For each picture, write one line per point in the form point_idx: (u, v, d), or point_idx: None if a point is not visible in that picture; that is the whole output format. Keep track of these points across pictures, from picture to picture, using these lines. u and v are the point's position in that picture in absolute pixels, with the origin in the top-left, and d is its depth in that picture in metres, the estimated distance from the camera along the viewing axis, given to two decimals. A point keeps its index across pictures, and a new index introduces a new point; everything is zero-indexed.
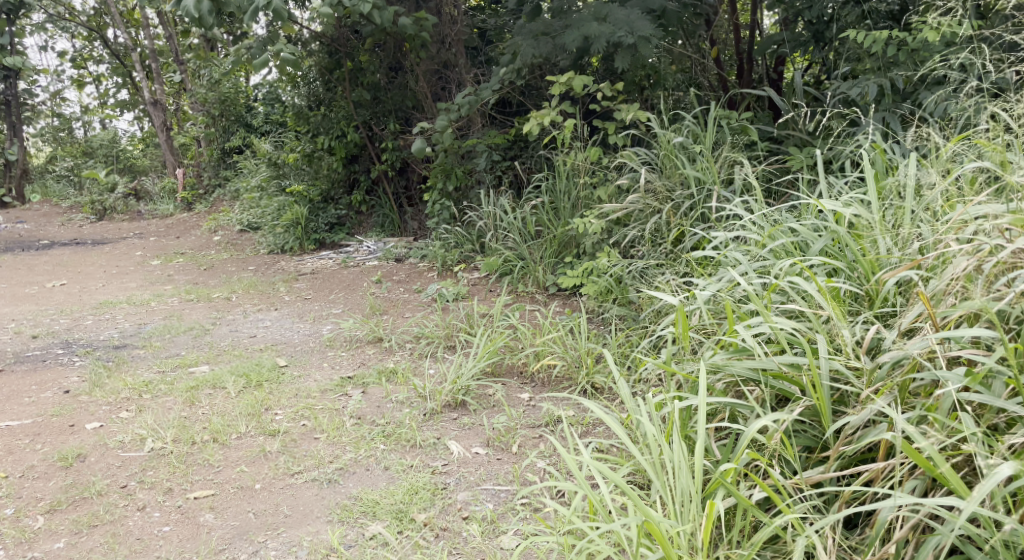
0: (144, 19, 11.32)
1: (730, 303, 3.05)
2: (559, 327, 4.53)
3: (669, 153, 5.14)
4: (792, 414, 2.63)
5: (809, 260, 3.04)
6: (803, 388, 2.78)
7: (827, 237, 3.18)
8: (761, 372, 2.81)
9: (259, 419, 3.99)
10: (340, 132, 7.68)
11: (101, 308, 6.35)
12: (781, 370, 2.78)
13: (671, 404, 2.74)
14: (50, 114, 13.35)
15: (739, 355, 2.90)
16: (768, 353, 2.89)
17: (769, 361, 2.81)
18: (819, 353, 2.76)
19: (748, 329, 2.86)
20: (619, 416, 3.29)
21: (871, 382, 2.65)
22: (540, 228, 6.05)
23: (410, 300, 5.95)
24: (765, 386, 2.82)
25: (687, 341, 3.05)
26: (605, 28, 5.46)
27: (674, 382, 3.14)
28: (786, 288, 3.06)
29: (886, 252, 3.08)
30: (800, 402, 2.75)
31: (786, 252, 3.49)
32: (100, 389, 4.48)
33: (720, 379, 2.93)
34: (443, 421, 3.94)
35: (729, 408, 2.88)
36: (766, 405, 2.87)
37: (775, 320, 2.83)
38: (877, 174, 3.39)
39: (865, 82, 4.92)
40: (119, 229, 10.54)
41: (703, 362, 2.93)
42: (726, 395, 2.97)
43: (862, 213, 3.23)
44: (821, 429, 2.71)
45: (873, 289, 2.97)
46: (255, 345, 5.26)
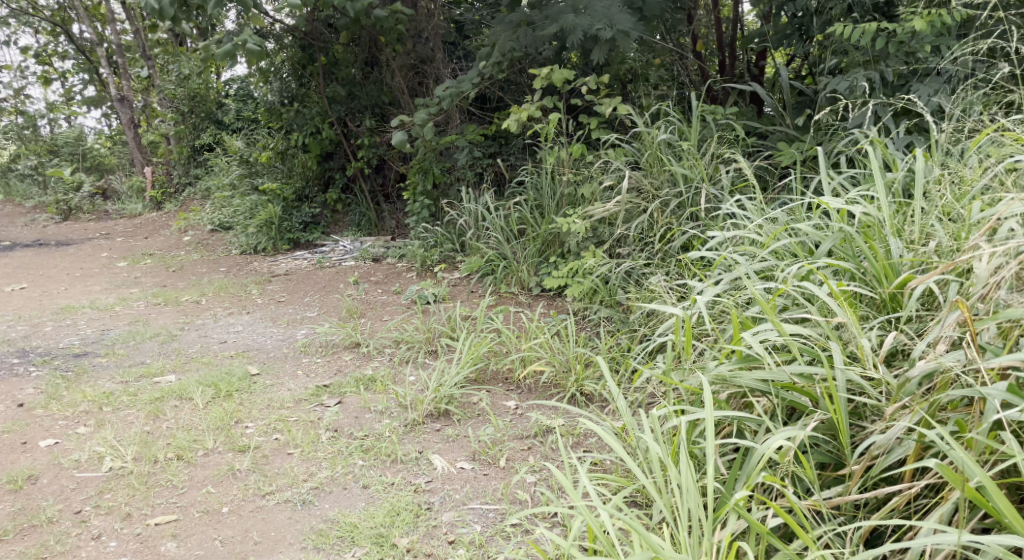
0: (109, 13, 10.93)
1: (735, 308, 2.83)
2: (545, 331, 4.30)
3: (654, 150, 4.92)
4: (808, 430, 2.42)
5: (817, 263, 2.82)
6: (817, 400, 2.57)
7: (835, 237, 2.95)
8: (770, 384, 2.60)
9: (228, 434, 3.74)
10: (314, 128, 7.40)
11: (62, 314, 6.03)
12: (792, 381, 2.56)
13: (675, 421, 2.52)
14: (14, 112, 12.90)
15: (746, 365, 2.68)
16: (777, 362, 2.67)
17: (778, 371, 2.59)
18: (834, 363, 2.55)
19: (755, 337, 2.64)
20: (615, 429, 3.07)
21: (897, 398, 2.46)
22: (523, 225, 5.81)
23: (389, 302, 5.70)
24: (775, 398, 2.60)
25: (689, 349, 2.82)
26: (584, 20, 5.25)
27: (674, 394, 2.92)
28: (793, 291, 2.84)
29: (899, 255, 2.86)
30: (813, 416, 2.54)
31: (790, 253, 3.27)
32: (57, 402, 4.20)
33: (725, 390, 2.71)
34: (426, 433, 3.70)
35: (736, 422, 2.67)
36: (776, 419, 2.66)
37: (785, 327, 2.61)
38: (887, 170, 3.11)
39: (852, 75, 4.60)
40: (85, 229, 10.18)
41: (707, 373, 2.70)
42: (730, 406, 2.76)
43: (870, 212, 3.01)
44: (839, 446, 2.52)
45: (886, 293, 2.77)
46: (225, 352, 4.99)
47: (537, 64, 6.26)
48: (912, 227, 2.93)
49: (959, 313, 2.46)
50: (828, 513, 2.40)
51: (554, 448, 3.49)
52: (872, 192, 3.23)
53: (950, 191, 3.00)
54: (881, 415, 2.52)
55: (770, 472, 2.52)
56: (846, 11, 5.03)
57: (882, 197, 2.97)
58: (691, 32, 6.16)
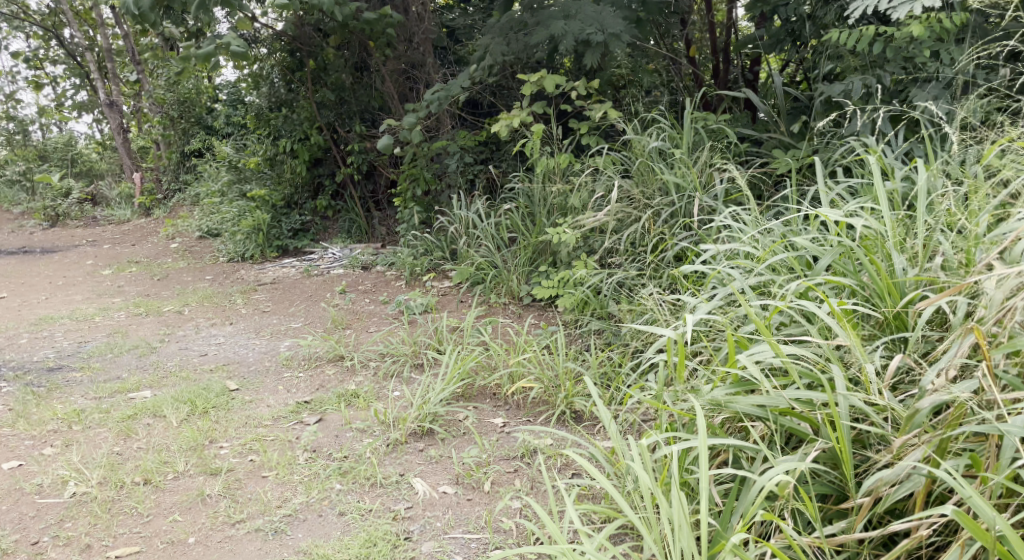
0: (99, 18, 10.74)
1: (729, 326, 2.66)
2: (534, 345, 4.14)
3: (644, 159, 4.78)
4: (809, 461, 2.27)
5: (817, 280, 2.66)
6: (817, 427, 2.42)
7: (836, 251, 2.79)
8: (768, 409, 2.44)
9: (201, 455, 3.58)
10: (303, 134, 7.23)
11: (39, 325, 5.86)
12: (791, 407, 2.41)
13: (666, 450, 2.37)
14: (3, 117, 12.66)
15: (742, 389, 2.51)
16: (775, 386, 2.51)
17: (777, 396, 2.43)
18: (836, 388, 2.39)
19: (751, 359, 2.49)
20: (604, 452, 2.91)
21: (906, 429, 2.32)
22: (513, 233, 5.65)
23: (375, 312, 5.53)
24: (773, 425, 2.45)
25: (681, 371, 2.65)
26: (574, 25, 5.07)
27: (666, 417, 2.75)
28: (791, 310, 2.67)
29: (903, 273, 2.69)
30: (815, 445, 2.39)
31: (788, 268, 3.11)
32: (25, 419, 4.02)
33: (720, 415, 2.56)
34: (409, 453, 3.53)
35: (731, 450, 2.52)
36: (773, 446, 2.51)
37: (783, 349, 2.44)
38: (889, 181, 2.94)
39: (848, 81, 4.41)
40: (72, 236, 9.99)
41: (701, 397, 2.54)
42: (726, 432, 2.60)
43: (873, 225, 2.84)
44: (841, 478, 2.38)
45: (891, 312, 2.61)
46: (204, 365, 4.81)
47: (528, 69, 6.09)
48: (915, 241, 2.76)
49: (972, 339, 2.32)
50: (832, 552, 2.25)
51: (543, 470, 3.33)
52: (874, 204, 3.06)
53: (955, 203, 2.83)
54: (887, 445, 2.36)
55: (768, 504, 2.37)
56: (840, 15, 4.84)
57: (885, 210, 2.80)
58: (684, 37, 5.99)
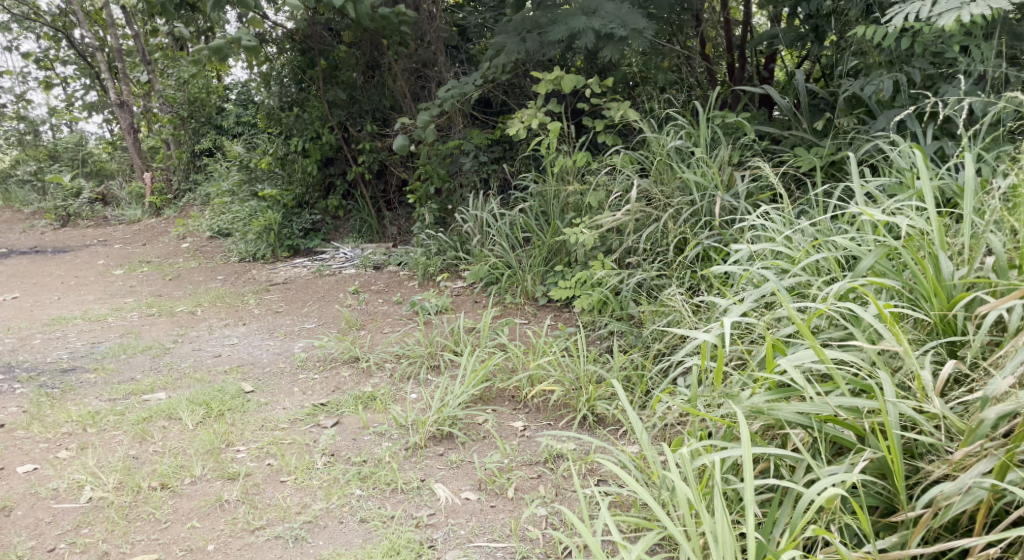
0: (109, 18, 10.70)
1: (770, 329, 2.61)
2: (554, 347, 4.08)
3: (662, 159, 4.66)
4: (860, 473, 2.24)
5: (860, 281, 2.59)
6: (863, 435, 2.39)
7: (879, 251, 2.69)
8: (811, 416, 2.40)
9: (218, 459, 3.53)
10: (314, 133, 7.18)
11: (52, 325, 5.82)
12: (837, 415, 2.37)
13: (707, 459, 2.33)
14: (14, 117, 12.64)
15: (784, 395, 2.47)
16: (819, 392, 2.47)
17: (821, 403, 2.39)
18: (884, 396, 2.35)
19: (792, 363, 2.43)
20: (634, 460, 2.85)
21: (967, 441, 2.29)
22: (528, 233, 5.57)
23: (390, 312, 5.47)
24: (817, 433, 2.41)
25: (720, 377, 2.60)
26: (596, 21, 4.98)
27: (702, 425, 2.70)
28: (834, 312, 2.62)
29: (951, 276, 2.62)
30: (863, 454, 2.36)
31: (825, 269, 3.02)
32: (39, 422, 3.97)
33: (761, 422, 2.51)
34: (428, 457, 3.47)
35: (773, 459, 2.48)
36: (817, 455, 2.47)
37: (828, 354, 2.39)
38: (932, 178, 2.84)
39: (878, 78, 4.29)
40: (83, 236, 9.96)
41: (742, 404, 2.50)
42: (767, 440, 2.56)
43: (917, 225, 2.77)
44: (891, 489, 2.36)
45: (939, 315, 2.56)
46: (218, 366, 4.75)
47: (542, 68, 6.01)
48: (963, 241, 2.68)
49: None
50: None
51: (566, 477, 3.27)
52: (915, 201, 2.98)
53: (1003, 202, 2.75)
54: (940, 456, 2.35)
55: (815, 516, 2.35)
56: (863, 12, 4.72)
57: (931, 209, 2.70)
58: (698, 34, 5.88)
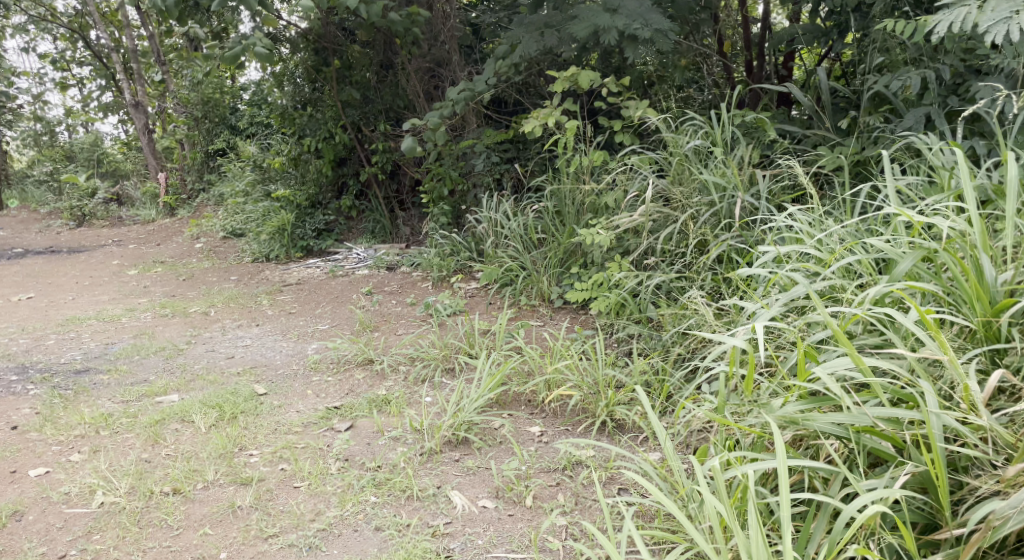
0: (125, 19, 10.70)
1: (803, 334, 2.53)
2: (572, 351, 4.00)
3: (680, 160, 4.56)
4: (903, 489, 2.19)
5: (898, 286, 2.51)
6: (902, 448, 2.33)
7: (917, 254, 2.61)
8: (848, 428, 2.35)
9: (231, 463, 3.48)
10: (328, 133, 7.13)
11: (67, 325, 5.79)
12: (876, 426, 2.32)
13: (739, 471, 2.30)
14: (32, 118, 12.68)
15: (819, 404, 2.41)
16: (855, 401, 2.41)
17: (859, 414, 2.34)
18: (926, 408, 2.29)
19: (826, 370, 2.37)
20: (659, 471, 2.78)
21: (1017, 457, 2.23)
22: (543, 234, 5.50)
23: (404, 313, 5.41)
24: (854, 444, 2.36)
25: (751, 384, 2.54)
26: (619, 20, 4.91)
27: (733, 436, 2.64)
28: (871, 317, 2.55)
29: (995, 280, 2.53)
30: (904, 468, 2.31)
31: (857, 272, 2.95)
32: (52, 424, 3.94)
33: (795, 432, 2.46)
34: (444, 463, 3.40)
35: (807, 471, 2.44)
36: (854, 467, 2.42)
37: (866, 363, 2.32)
38: (972, 177, 2.75)
39: (904, 74, 4.21)
40: (99, 236, 9.94)
41: (775, 413, 2.44)
42: (801, 452, 2.50)
43: (958, 226, 2.68)
44: (933, 504, 2.31)
45: (983, 321, 2.48)
46: (232, 368, 4.70)
47: (558, 67, 5.94)
48: (1007, 243, 2.60)
49: None
50: None
51: (586, 485, 3.21)
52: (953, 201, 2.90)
53: None
54: (987, 470, 2.30)
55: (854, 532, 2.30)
56: (886, 8, 4.64)
57: (972, 209, 2.61)
58: (716, 32, 5.81)
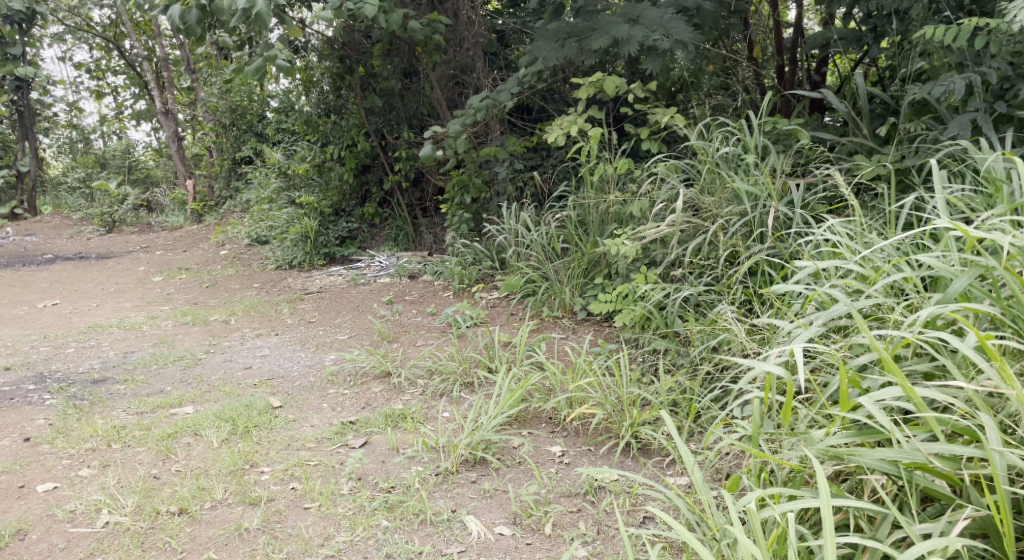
0: (157, 27, 10.71)
1: (846, 359, 2.38)
2: (595, 367, 3.84)
3: (710, 168, 4.40)
4: (965, 536, 2.05)
5: (954, 308, 2.34)
6: (960, 488, 2.19)
7: (974, 272, 2.44)
8: (900, 465, 2.20)
9: (241, 481, 3.37)
10: (351, 141, 7.05)
11: (88, 333, 5.72)
12: (930, 464, 2.17)
13: (777, 511, 2.17)
14: (68, 126, 12.75)
15: (866, 438, 2.27)
16: (906, 435, 2.26)
17: (911, 450, 2.19)
18: (986, 444, 2.14)
19: (873, 401, 2.23)
20: (687, 502, 2.64)
21: None
22: (566, 244, 5.35)
23: (423, 324, 5.29)
24: (905, 483, 2.22)
25: (790, 415, 2.39)
26: (639, 30, 4.78)
27: (770, 471, 2.50)
28: (924, 342, 2.38)
29: None
30: (963, 512, 2.16)
31: (905, 289, 2.77)
32: (64, 436, 3.85)
33: (839, 468, 2.32)
34: (459, 485, 3.27)
35: (853, 511, 2.30)
36: (905, 507, 2.28)
37: (919, 393, 2.18)
38: None
39: (947, 80, 4.03)
40: (127, 242, 9.93)
41: (818, 448, 2.30)
42: (846, 489, 2.36)
43: (1017, 243, 2.50)
44: (995, 551, 2.16)
45: None
46: (249, 379, 4.59)
47: (582, 74, 5.80)
48: None
49: None
50: None
51: (609, 512, 3.08)
52: (1009, 213, 2.71)
53: None
54: None
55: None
56: (927, 11, 4.46)
57: None
58: (746, 38, 5.65)
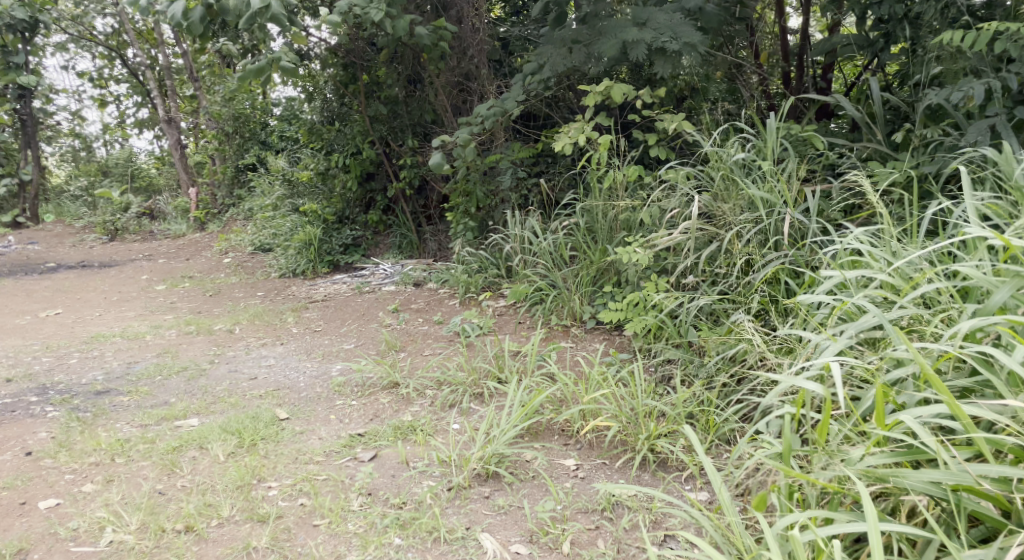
0: (160, 36, 10.64)
1: (883, 376, 2.37)
2: (609, 378, 3.75)
3: (725, 174, 4.29)
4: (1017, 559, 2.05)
5: (999, 321, 2.33)
6: (1007, 510, 2.19)
7: (1017, 283, 2.42)
8: (948, 487, 2.21)
9: (248, 496, 3.29)
10: (355, 149, 6.98)
11: (91, 343, 5.64)
12: (979, 485, 2.18)
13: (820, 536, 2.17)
14: (71, 134, 12.67)
15: (910, 459, 2.27)
16: (952, 456, 2.27)
17: (959, 471, 2.20)
18: None
19: (918, 420, 2.24)
20: (715, 523, 2.58)
21: None
22: (574, 252, 5.26)
23: (430, 333, 5.21)
24: (952, 504, 2.22)
25: (827, 435, 2.39)
26: (647, 33, 4.70)
27: (804, 494, 2.48)
28: (967, 357, 2.36)
29: None
30: (1012, 535, 2.16)
31: (938, 302, 2.72)
32: (67, 450, 3.77)
33: (883, 490, 2.32)
34: (473, 501, 3.20)
35: (896, 534, 2.29)
36: (950, 530, 2.28)
37: (966, 413, 2.18)
38: None
39: (967, 85, 3.95)
40: (130, 250, 9.86)
41: (860, 469, 2.30)
42: (886, 511, 2.35)
43: None
44: None
45: None
46: (254, 390, 4.51)
47: (588, 81, 5.74)
48: None
49: None
50: None
51: (627, 529, 3.01)
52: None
53: None
54: None
55: None
56: (943, 15, 4.42)
57: None
58: (751, 45, 5.58)
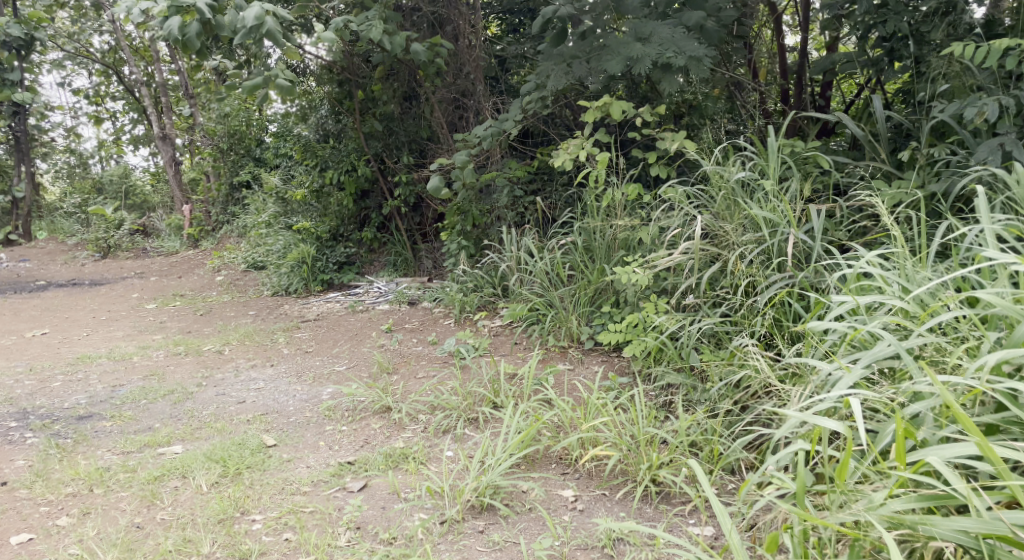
0: (155, 53, 10.52)
1: (903, 412, 2.24)
2: (608, 403, 3.60)
3: (726, 193, 4.16)
4: None
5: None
6: None
7: None
8: (979, 535, 2.08)
9: (230, 532, 3.14)
10: (349, 166, 6.83)
11: (76, 365, 5.47)
12: (1013, 534, 2.04)
13: None
14: (65, 150, 12.46)
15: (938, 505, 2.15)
16: (982, 501, 2.14)
17: (992, 520, 2.07)
18: None
19: (944, 462, 2.11)
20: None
21: None
22: (571, 271, 5.12)
23: (424, 354, 5.06)
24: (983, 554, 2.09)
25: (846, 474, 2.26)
26: (652, 49, 4.57)
27: (823, 537, 2.35)
28: (992, 393, 2.24)
29: None
30: None
31: (957, 332, 2.57)
32: (44, 481, 3.60)
33: (908, 536, 2.19)
34: (466, 536, 3.05)
35: None
36: None
37: (1000, 457, 2.05)
38: None
39: (976, 100, 3.81)
40: (122, 268, 9.70)
41: (883, 513, 2.17)
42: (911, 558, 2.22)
43: None
44: None
45: None
46: (242, 415, 4.34)
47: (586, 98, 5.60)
48: None
49: None
50: None
51: None
52: None
53: None
54: None
55: None
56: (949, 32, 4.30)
57: None
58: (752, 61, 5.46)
